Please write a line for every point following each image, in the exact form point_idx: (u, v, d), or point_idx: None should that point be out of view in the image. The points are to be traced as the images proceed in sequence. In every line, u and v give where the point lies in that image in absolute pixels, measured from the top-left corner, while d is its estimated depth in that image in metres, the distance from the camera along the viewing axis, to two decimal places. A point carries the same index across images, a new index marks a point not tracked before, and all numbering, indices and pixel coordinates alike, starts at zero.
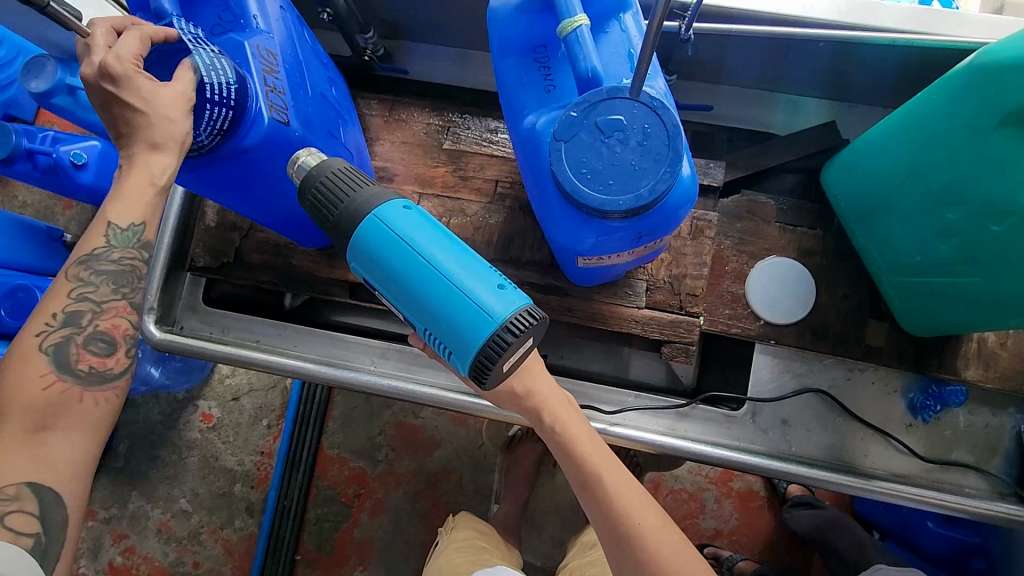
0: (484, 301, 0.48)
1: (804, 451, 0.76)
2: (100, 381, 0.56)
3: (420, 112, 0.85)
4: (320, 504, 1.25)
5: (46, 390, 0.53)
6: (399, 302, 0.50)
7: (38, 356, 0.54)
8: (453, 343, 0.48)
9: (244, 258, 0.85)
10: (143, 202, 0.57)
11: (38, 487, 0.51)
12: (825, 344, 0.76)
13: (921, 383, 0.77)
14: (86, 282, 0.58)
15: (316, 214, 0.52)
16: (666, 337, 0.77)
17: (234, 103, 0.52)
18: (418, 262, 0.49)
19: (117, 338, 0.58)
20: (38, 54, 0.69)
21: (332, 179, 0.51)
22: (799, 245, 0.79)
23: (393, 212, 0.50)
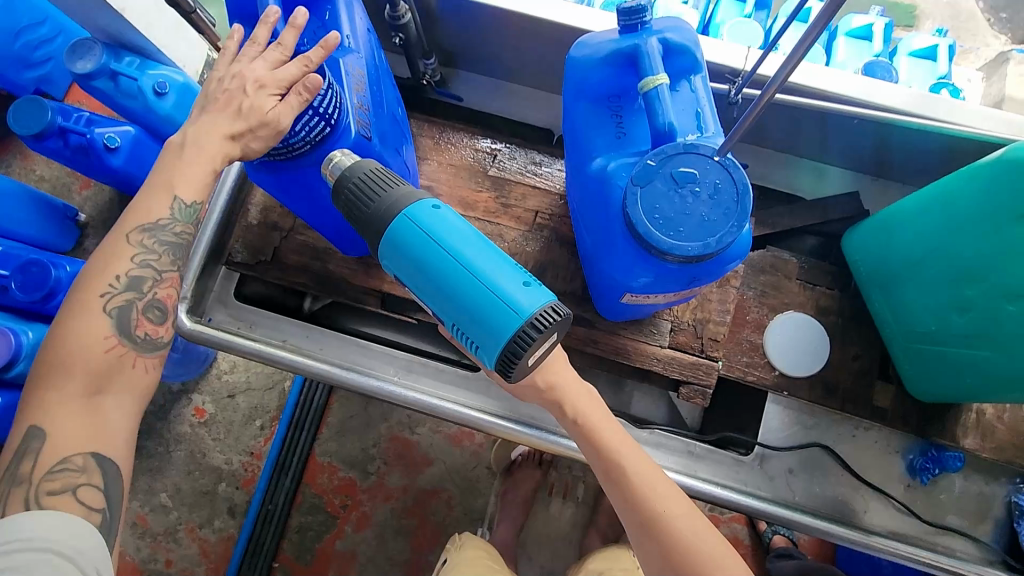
0: (509, 298, 0.51)
1: (807, 502, 0.79)
2: (152, 348, 0.61)
3: (468, 139, 0.89)
4: (304, 512, 1.23)
5: (109, 351, 0.58)
6: (432, 300, 0.54)
7: (102, 316, 0.58)
8: (481, 339, 0.52)
9: (281, 258, 0.86)
10: (206, 178, 0.61)
11: (102, 460, 0.55)
12: (834, 400, 0.80)
13: (922, 446, 0.80)
14: (148, 249, 0.61)
15: (349, 214, 0.55)
16: (686, 377, 0.80)
17: (330, 117, 0.59)
18: (448, 260, 0.52)
19: (169, 307, 0.63)
20: (85, 41, 0.97)
21: (364, 180, 0.54)
22: (817, 303, 0.83)
23: (422, 211, 0.53)
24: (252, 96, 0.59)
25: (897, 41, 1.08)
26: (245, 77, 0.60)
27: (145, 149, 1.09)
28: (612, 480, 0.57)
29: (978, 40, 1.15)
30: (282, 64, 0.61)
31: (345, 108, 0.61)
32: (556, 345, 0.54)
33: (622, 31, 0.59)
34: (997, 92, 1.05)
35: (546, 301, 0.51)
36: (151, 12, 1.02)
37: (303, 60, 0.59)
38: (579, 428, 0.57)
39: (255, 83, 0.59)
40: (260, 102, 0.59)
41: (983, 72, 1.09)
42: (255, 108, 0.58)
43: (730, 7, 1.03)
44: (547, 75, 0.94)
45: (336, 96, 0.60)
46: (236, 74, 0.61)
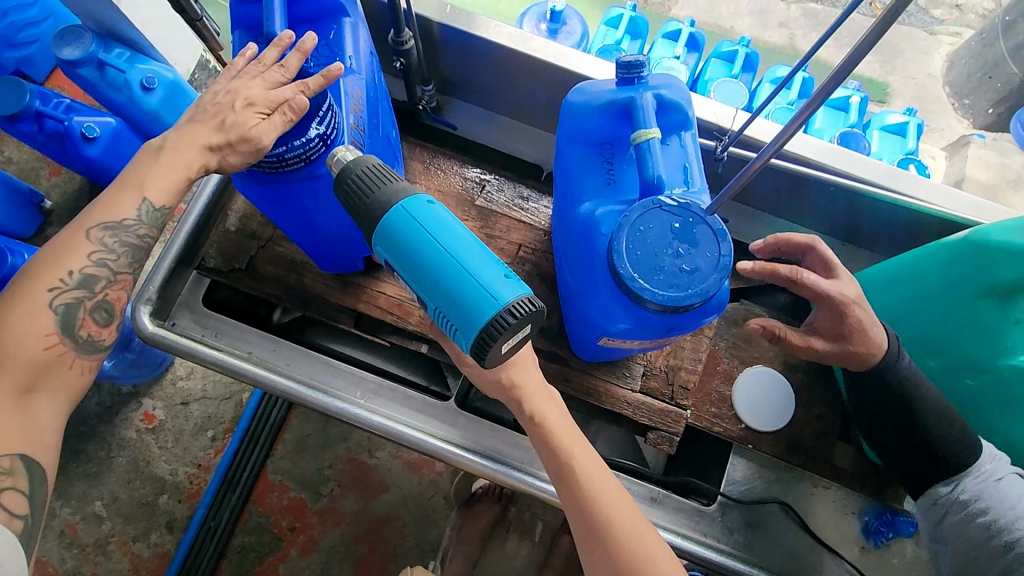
0: (489, 285, 0.51)
1: (762, 558, 0.79)
2: (91, 350, 0.59)
3: (458, 166, 0.90)
4: (248, 531, 1.17)
5: (49, 348, 0.56)
6: (416, 283, 0.54)
7: (47, 312, 0.56)
8: (459, 320, 0.52)
9: (256, 268, 0.85)
10: (176, 180, 0.61)
11: (30, 463, 0.53)
12: (797, 457, 0.82)
13: (876, 508, 0.81)
14: (107, 248, 0.60)
15: (348, 206, 0.55)
16: (654, 423, 0.80)
17: (324, 136, 0.59)
18: (437, 248, 0.52)
19: (116, 312, 0.62)
20: (75, 26, 0.95)
21: (364, 176, 0.54)
22: (785, 359, 0.85)
23: (418, 206, 0.53)
24: (237, 113, 0.60)
25: (871, 114, 1.14)
26: (239, 94, 0.60)
27: (125, 142, 1.06)
28: (581, 514, 0.57)
29: (942, 121, 1.23)
30: (280, 86, 0.61)
31: (341, 130, 0.61)
32: (528, 337, 0.54)
33: (619, 82, 0.62)
34: (958, 172, 1.11)
35: (524, 293, 0.52)
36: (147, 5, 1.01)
37: (300, 84, 0.59)
38: (547, 448, 0.59)
39: (246, 100, 0.60)
40: (244, 118, 0.59)
41: (945, 151, 1.16)
42: (238, 123, 0.59)
43: (718, 66, 1.07)
44: (541, 112, 0.95)
45: (334, 115, 0.60)
46: (232, 90, 0.61)
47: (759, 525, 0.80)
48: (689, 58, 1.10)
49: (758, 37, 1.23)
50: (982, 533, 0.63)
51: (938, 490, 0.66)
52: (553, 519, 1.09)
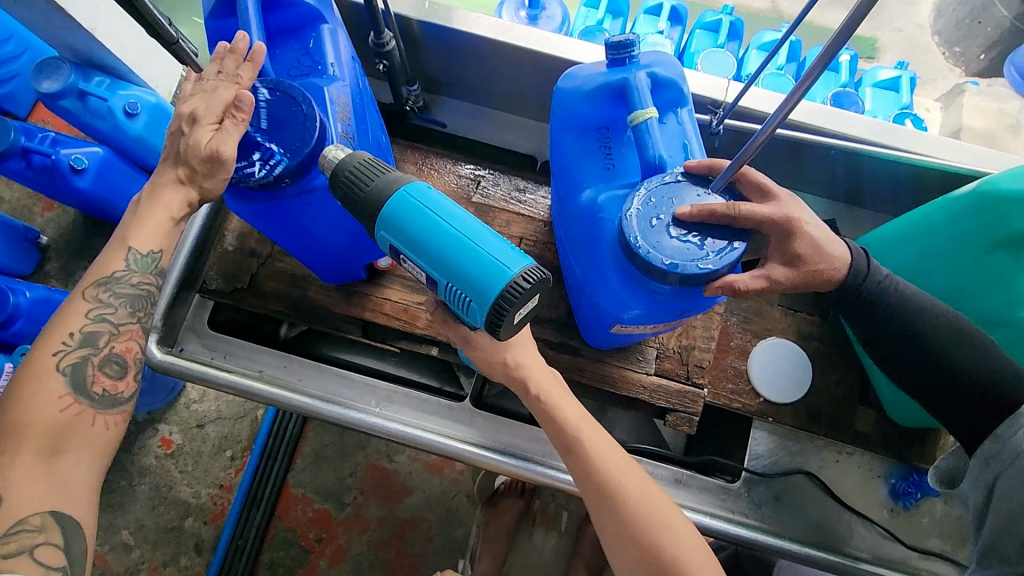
0: (497, 254, 0.50)
1: (793, 529, 0.78)
2: (110, 405, 0.58)
3: (452, 165, 0.89)
4: (276, 546, 1.18)
5: (66, 407, 0.55)
6: (422, 263, 0.52)
7: (55, 376, 0.56)
8: (472, 290, 0.50)
9: (258, 285, 0.84)
10: (163, 224, 0.62)
11: (61, 517, 0.52)
12: (817, 426, 0.81)
13: (902, 470, 0.81)
14: (104, 303, 0.60)
15: (349, 201, 0.54)
16: (673, 405, 0.80)
17: (314, 148, 0.57)
18: (439, 224, 0.51)
19: (128, 363, 0.61)
20: (51, 57, 0.94)
21: (359, 169, 0.54)
22: (798, 329, 0.84)
23: (415, 191, 0.53)
24: (189, 134, 0.58)
25: (863, 72, 1.12)
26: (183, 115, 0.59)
27: (115, 172, 1.05)
28: (608, 506, 0.57)
29: (935, 72, 1.21)
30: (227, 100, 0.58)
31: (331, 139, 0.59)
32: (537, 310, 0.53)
33: (610, 64, 0.60)
34: (954, 122, 1.08)
35: (531, 263, 0.51)
36: (123, 30, 0.99)
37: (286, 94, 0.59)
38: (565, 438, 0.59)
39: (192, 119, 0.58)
40: (197, 136, 0.57)
41: (940, 102, 1.13)
42: (191, 144, 0.58)
43: (703, 37, 1.06)
44: (530, 101, 0.94)
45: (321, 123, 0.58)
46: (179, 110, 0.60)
47: (785, 497, 0.80)
48: (673, 32, 1.08)
49: (741, 4, 1.20)
50: None
51: (985, 449, 0.57)
52: (578, 508, 1.09)
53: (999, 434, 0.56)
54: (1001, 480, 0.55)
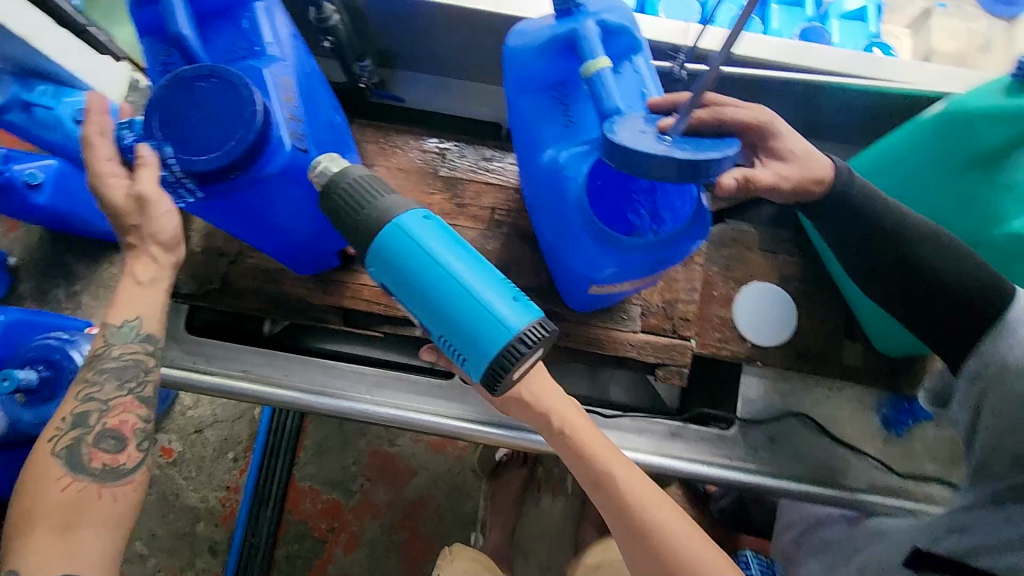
0: (498, 312, 0.49)
1: (791, 469, 0.79)
2: (114, 477, 0.58)
3: (416, 140, 0.86)
4: (290, 540, 1.19)
5: (67, 485, 0.57)
6: (418, 309, 0.52)
7: (52, 460, 0.58)
8: (467, 349, 0.50)
9: (231, 283, 0.82)
10: (153, 307, 0.65)
11: None
12: (807, 365, 0.81)
13: (892, 399, 0.82)
14: (91, 382, 0.62)
15: (340, 222, 0.53)
16: (662, 360, 0.79)
17: (258, 131, 0.50)
18: (438, 272, 0.50)
19: (125, 436, 0.61)
20: None
21: (355, 187, 0.52)
22: (780, 271, 0.84)
23: (414, 224, 0.51)
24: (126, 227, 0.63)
25: None
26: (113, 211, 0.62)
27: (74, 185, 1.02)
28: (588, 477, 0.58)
29: None
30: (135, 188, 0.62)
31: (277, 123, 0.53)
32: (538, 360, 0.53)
33: (558, 16, 0.58)
34: (920, 45, 1.06)
35: (534, 317, 0.50)
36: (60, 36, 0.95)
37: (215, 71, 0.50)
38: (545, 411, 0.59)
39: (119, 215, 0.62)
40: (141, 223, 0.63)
41: (905, 25, 1.10)
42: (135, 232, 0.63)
43: None
44: (488, 66, 0.91)
45: (264, 104, 0.51)
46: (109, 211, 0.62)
47: (779, 439, 0.81)
48: None
49: None
50: None
51: (971, 367, 0.54)
52: None
53: (981, 348, 0.53)
54: (987, 397, 0.53)
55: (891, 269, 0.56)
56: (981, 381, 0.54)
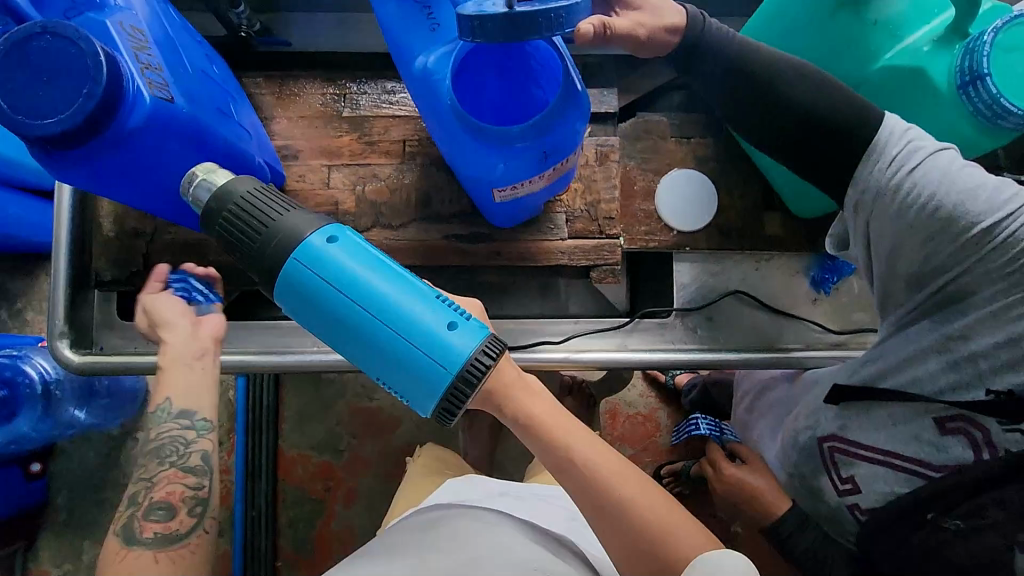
0: (439, 343, 0.46)
1: (729, 342, 0.85)
2: (168, 542, 0.57)
3: (312, 84, 0.83)
4: (290, 506, 1.23)
5: (130, 556, 0.55)
6: (352, 345, 0.49)
7: (113, 538, 0.58)
8: (415, 386, 0.47)
9: (156, 262, 0.81)
10: (185, 382, 0.69)
11: None
12: (734, 243, 0.84)
13: (818, 260, 0.86)
14: (141, 466, 0.64)
15: (239, 244, 0.50)
16: (593, 262, 0.81)
17: (108, 82, 0.48)
18: (361, 304, 0.48)
19: (175, 504, 0.60)
20: None
21: (244, 208, 0.50)
22: (696, 155, 0.85)
23: (324, 255, 0.48)
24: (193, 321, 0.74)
25: None
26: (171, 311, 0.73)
27: None
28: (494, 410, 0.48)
29: None
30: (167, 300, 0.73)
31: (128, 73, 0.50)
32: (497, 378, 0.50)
33: None
34: None
35: (481, 338, 0.47)
36: None
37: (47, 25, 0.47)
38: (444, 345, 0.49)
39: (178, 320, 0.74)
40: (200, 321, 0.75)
41: None
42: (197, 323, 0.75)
43: None
44: None
45: (109, 53, 0.48)
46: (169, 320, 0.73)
47: (717, 318, 0.85)
48: None
49: None
50: (926, 218, 0.49)
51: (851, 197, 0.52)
52: None
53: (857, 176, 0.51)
54: (872, 226, 0.52)
55: (765, 120, 0.53)
56: (862, 209, 0.52)
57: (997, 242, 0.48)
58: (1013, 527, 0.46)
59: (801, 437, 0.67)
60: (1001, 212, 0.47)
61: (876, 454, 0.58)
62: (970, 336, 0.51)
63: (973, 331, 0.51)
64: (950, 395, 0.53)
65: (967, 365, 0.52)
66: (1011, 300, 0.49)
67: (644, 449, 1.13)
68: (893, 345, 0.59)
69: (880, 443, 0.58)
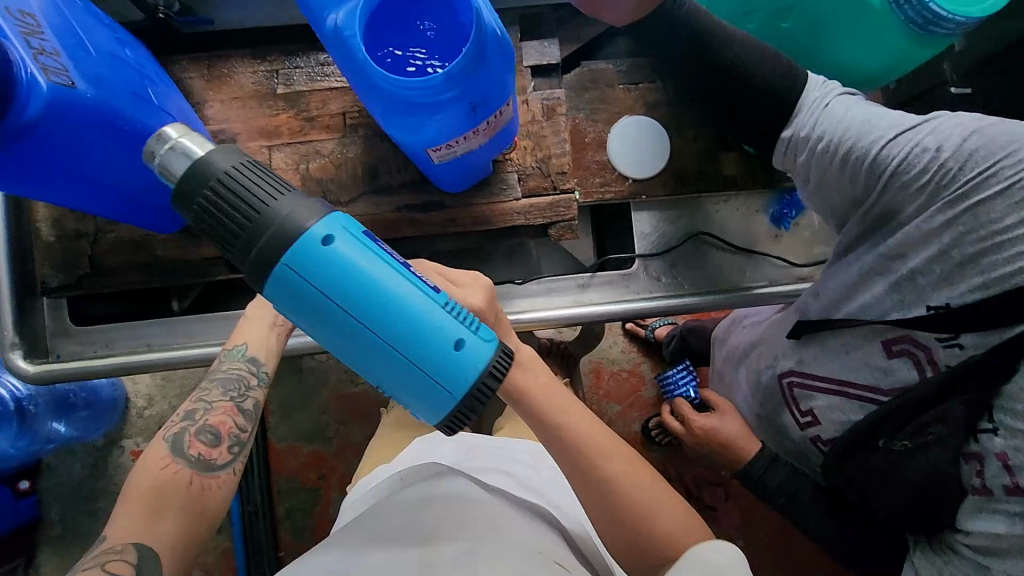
0: (450, 356, 0.43)
1: (692, 285, 0.84)
2: (205, 469, 0.52)
3: (242, 63, 0.80)
4: (287, 497, 1.23)
5: (170, 468, 0.51)
6: (352, 354, 0.45)
7: (158, 443, 0.53)
8: (423, 398, 0.44)
9: (101, 263, 0.78)
10: (264, 331, 0.62)
11: (144, 546, 0.46)
12: (690, 187, 0.83)
13: (777, 196, 0.86)
14: (207, 385, 0.58)
15: (220, 237, 0.43)
16: (550, 220, 0.79)
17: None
18: (368, 313, 0.43)
19: (223, 433, 0.55)
20: None
21: (228, 195, 0.42)
22: (645, 100, 0.83)
23: (321, 257, 0.42)
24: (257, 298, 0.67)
25: None
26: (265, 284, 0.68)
27: None
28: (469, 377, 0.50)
29: None
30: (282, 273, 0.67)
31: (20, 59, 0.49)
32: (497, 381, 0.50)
33: None
34: None
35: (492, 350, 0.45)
36: None
37: None
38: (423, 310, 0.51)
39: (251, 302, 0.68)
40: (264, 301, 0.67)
41: None
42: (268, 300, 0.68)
43: None
44: None
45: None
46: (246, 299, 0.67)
47: (679, 262, 0.85)
48: None
49: None
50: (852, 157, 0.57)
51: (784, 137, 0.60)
52: None
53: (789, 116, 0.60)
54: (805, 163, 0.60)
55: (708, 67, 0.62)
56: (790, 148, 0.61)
57: (904, 163, 0.55)
58: (952, 440, 0.56)
59: (765, 376, 0.73)
60: (912, 144, 0.55)
61: (833, 384, 0.66)
62: (906, 256, 0.59)
63: (909, 251, 0.59)
64: (895, 315, 0.60)
65: (907, 284, 0.59)
66: (933, 211, 0.56)
67: (632, 403, 1.14)
68: (836, 273, 0.67)
69: (837, 376, 0.65)
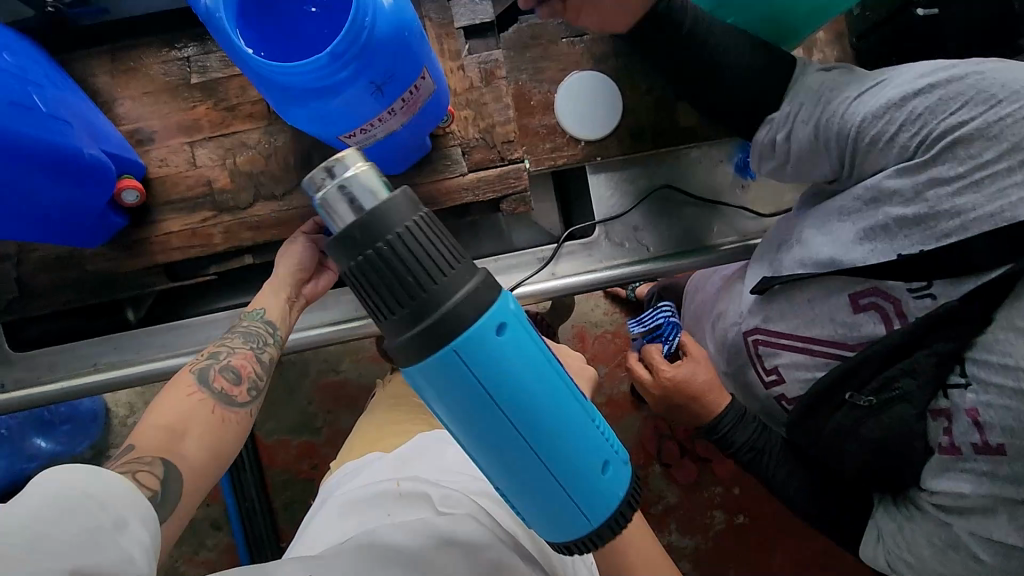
0: (597, 481, 0.37)
1: (658, 246, 0.81)
2: (229, 403, 0.53)
3: (150, 53, 0.73)
4: (282, 490, 1.20)
5: (194, 395, 0.52)
6: (483, 455, 0.36)
7: (183, 377, 0.53)
8: (553, 514, 0.37)
9: (29, 285, 0.74)
10: (281, 301, 0.63)
11: (168, 464, 0.45)
12: (649, 142, 0.77)
13: (739, 144, 0.81)
14: (227, 336, 0.59)
15: (372, 298, 0.33)
16: (501, 193, 0.74)
17: None
18: (529, 426, 0.35)
19: (245, 373, 0.56)
20: None
21: (404, 259, 0.33)
22: (592, 53, 0.77)
23: (489, 355, 0.33)
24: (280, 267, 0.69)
25: None
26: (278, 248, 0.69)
27: None
28: None
29: None
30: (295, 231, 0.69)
31: None
32: None
33: None
34: None
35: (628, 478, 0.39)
36: None
37: None
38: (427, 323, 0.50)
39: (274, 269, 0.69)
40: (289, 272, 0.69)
41: None
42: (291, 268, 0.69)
43: None
44: None
45: None
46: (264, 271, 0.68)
47: (643, 224, 0.81)
48: None
49: None
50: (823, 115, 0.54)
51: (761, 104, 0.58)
52: None
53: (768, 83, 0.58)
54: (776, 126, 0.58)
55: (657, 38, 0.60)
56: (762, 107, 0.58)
57: (868, 116, 0.51)
58: (919, 394, 0.54)
59: (730, 334, 0.71)
60: (880, 92, 0.51)
61: (796, 341, 0.63)
62: (882, 202, 0.55)
63: (885, 200, 0.55)
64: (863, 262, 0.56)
65: (882, 232, 0.55)
66: (905, 161, 0.52)
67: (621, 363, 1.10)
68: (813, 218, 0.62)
69: (799, 331, 0.62)
